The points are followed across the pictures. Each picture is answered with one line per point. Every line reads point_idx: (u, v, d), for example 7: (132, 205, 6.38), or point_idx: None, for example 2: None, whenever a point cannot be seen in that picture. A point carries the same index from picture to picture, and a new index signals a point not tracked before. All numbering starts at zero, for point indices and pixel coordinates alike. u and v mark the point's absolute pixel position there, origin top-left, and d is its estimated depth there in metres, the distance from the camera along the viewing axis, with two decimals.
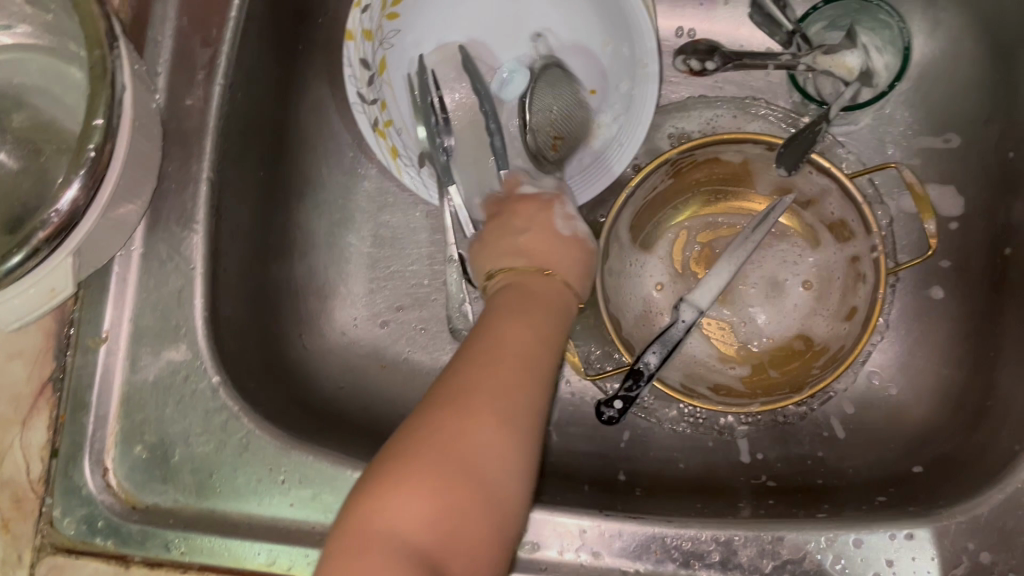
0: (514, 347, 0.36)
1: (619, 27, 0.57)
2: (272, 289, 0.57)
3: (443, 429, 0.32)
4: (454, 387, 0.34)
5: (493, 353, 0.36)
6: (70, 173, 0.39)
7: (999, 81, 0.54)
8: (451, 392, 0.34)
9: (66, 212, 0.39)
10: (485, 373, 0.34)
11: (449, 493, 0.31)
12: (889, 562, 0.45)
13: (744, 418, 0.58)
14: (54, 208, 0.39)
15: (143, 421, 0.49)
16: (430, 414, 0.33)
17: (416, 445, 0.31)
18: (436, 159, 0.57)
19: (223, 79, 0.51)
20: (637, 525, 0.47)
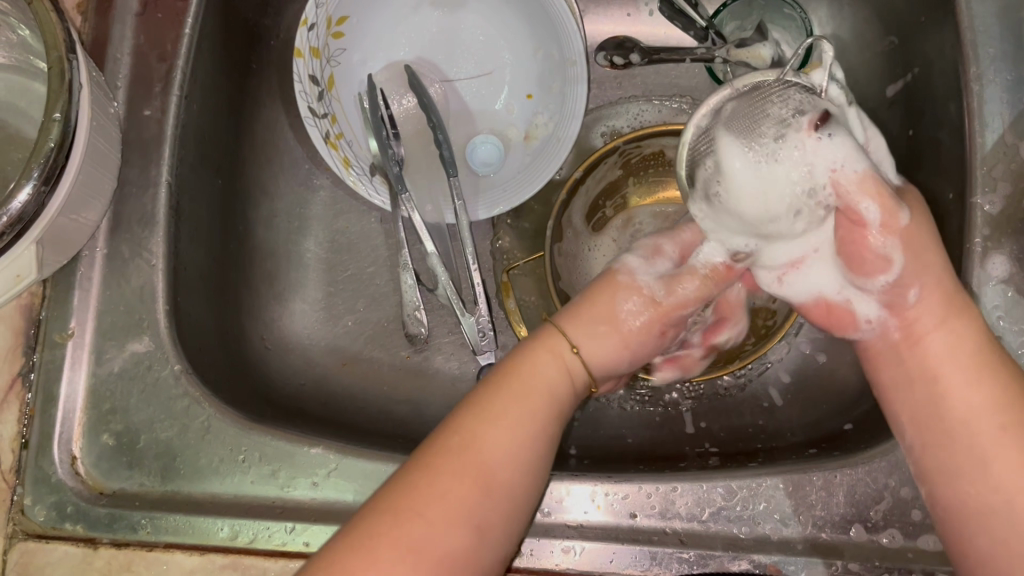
0: (502, 429, 0.43)
1: (558, 37, 0.61)
2: (232, 291, 0.60)
3: (404, 523, 0.39)
4: (415, 494, 0.40)
5: (492, 413, 0.44)
6: (25, 173, 0.42)
7: (898, 65, 0.59)
8: (463, 430, 0.43)
9: (24, 206, 0.42)
10: (481, 429, 0.43)
11: (443, 518, 0.40)
12: (817, 503, 0.47)
13: (688, 392, 0.62)
14: (14, 202, 0.42)
15: (110, 411, 0.52)
16: (444, 435, 0.43)
17: (436, 454, 0.42)
18: (389, 169, 0.61)
19: (179, 91, 0.55)
20: (581, 482, 0.50)
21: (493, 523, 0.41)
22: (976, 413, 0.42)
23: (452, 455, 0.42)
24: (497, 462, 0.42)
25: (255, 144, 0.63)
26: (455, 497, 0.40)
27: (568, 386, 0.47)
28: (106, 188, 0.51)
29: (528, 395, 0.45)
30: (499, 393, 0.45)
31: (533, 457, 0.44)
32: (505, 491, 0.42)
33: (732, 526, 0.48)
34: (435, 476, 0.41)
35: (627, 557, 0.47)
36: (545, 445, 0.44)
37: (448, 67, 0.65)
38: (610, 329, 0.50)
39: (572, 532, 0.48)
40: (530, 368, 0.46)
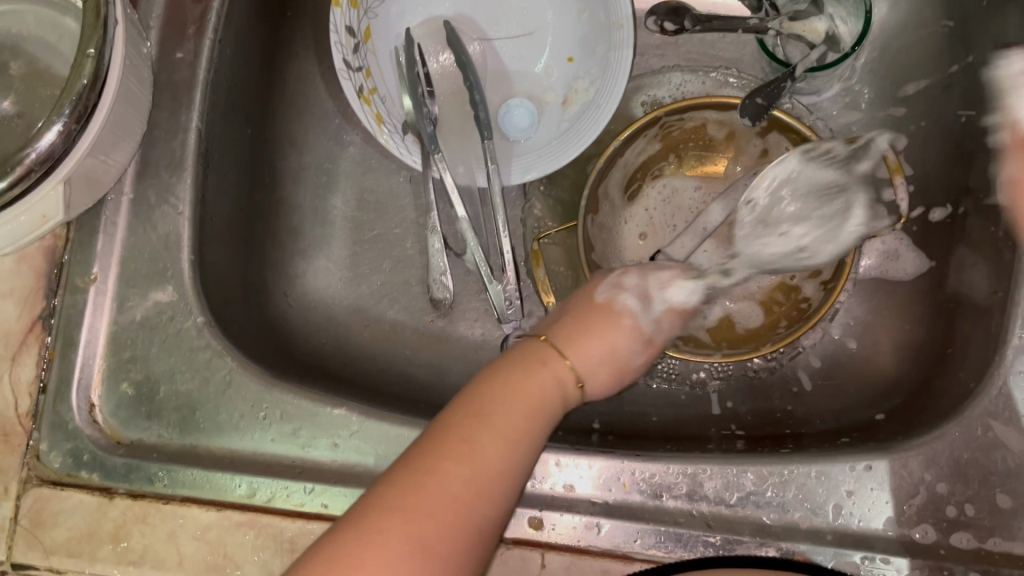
0: (507, 418, 0.42)
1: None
2: (257, 244, 0.58)
3: (414, 497, 0.37)
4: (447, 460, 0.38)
5: (495, 396, 0.42)
6: (52, 115, 0.40)
7: (957, 46, 0.56)
8: (464, 416, 0.41)
9: (45, 151, 0.40)
10: (484, 415, 0.41)
11: (454, 496, 0.38)
12: (849, 494, 0.46)
13: (716, 372, 0.60)
14: (34, 147, 0.40)
15: (130, 359, 0.50)
16: (448, 421, 0.41)
17: (444, 437, 0.40)
18: (422, 129, 0.60)
19: (213, 34, 0.53)
20: (607, 459, 0.48)
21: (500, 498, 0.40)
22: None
23: (458, 440, 0.40)
24: (514, 434, 0.41)
25: (286, 94, 0.61)
26: (464, 477, 0.38)
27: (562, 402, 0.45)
28: (135, 130, 0.49)
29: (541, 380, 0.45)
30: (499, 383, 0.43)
31: (534, 445, 0.42)
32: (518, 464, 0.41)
33: (761, 512, 0.47)
34: (460, 443, 0.39)
35: (651, 538, 0.46)
36: (550, 424, 0.44)
37: (488, 25, 0.63)
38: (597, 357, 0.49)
39: (596, 509, 0.47)
40: (532, 374, 0.44)
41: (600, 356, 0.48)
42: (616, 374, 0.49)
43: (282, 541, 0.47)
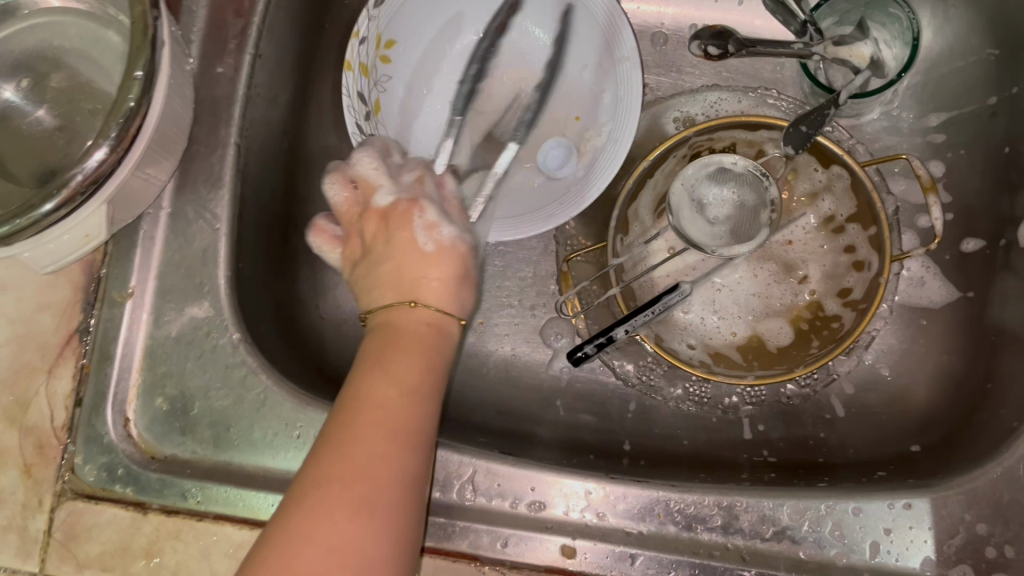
0: (378, 399, 0.38)
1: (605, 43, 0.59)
2: (292, 257, 0.58)
3: (309, 513, 0.32)
4: (337, 456, 0.34)
5: (358, 396, 0.38)
6: (99, 137, 0.40)
7: (1005, 75, 0.55)
8: (337, 418, 0.37)
9: (92, 172, 0.40)
10: (359, 410, 0.37)
11: (344, 486, 0.33)
12: (887, 531, 0.46)
13: (749, 398, 0.59)
14: (81, 167, 0.40)
15: (164, 374, 0.51)
16: (327, 428, 0.37)
17: (323, 448, 0.35)
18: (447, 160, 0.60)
19: (253, 49, 0.53)
20: (640, 488, 0.48)
21: (402, 475, 0.35)
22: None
23: (337, 441, 0.35)
24: (392, 432, 0.36)
25: (321, 107, 0.61)
26: (354, 468, 0.34)
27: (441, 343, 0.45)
28: (177, 147, 0.49)
29: (408, 352, 0.42)
30: (366, 377, 0.40)
31: (419, 417, 0.38)
32: (420, 444, 0.37)
33: (796, 547, 0.46)
34: (348, 442, 0.35)
35: (685, 571, 0.46)
36: (435, 398, 0.41)
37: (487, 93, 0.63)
38: (463, 284, 0.48)
39: (630, 539, 0.47)
40: (396, 357, 0.41)
41: (393, 286, 0.47)
42: (461, 270, 0.49)
43: None
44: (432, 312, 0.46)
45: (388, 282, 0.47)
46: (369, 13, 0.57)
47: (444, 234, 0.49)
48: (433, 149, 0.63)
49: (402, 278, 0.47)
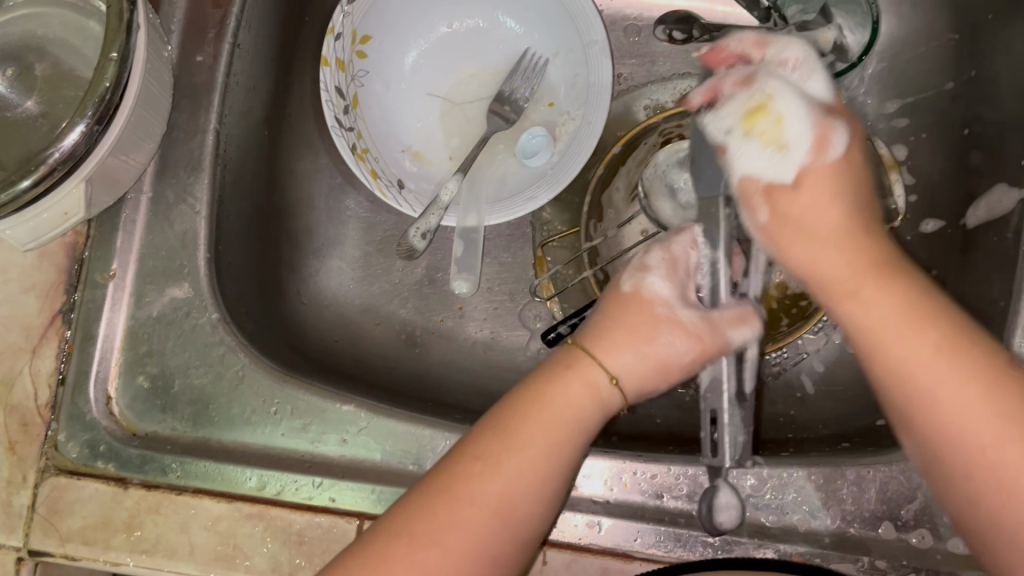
0: (533, 442, 0.42)
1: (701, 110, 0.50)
2: (272, 243, 0.60)
3: (409, 555, 0.39)
4: (427, 522, 0.40)
5: (515, 429, 0.43)
6: (75, 117, 0.42)
7: (964, 57, 0.57)
8: (487, 440, 0.42)
9: (69, 150, 0.42)
10: (501, 451, 0.42)
11: (455, 543, 0.40)
12: (847, 497, 0.47)
13: (720, 376, 0.61)
14: (58, 146, 0.41)
15: (146, 353, 0.52)
16: (479, 447, 0.42)
17: (457, 475, 0.41)
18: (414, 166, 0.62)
19: (231, 38, 0.54)
20: (609, 459, 0.49)
21: (526, 528, 0.42)
22: (901, 334, 0.39)
23: (467, 475, 0.41)
24: (530, 481, 0.42)
25: (301, 96, 0.62)
26: (465, 519, 0.40)
27: (599, 416, 0.45)
28: (155, 131, 0.51)
29: (547, 423, 0.43)
30: (533, 406, 0.43)
31: (562, 469, 0.43)
32: (518, 517, 0.41)
33: (760, 514, 0.48)
34: (446, 508, 0.40)
35: (650, 537, 0.47)
36: (562, 474, 0.43)
37: (461, 82, 0.65)
38: (652, 361, 0.46)
39: (597, 508, 0.48)
40: (534, 430, 0.43)
41: (631, 350, 0.46)
42: (692, 337, 0.45)
43: (290, 533, 0.48)
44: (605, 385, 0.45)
45: (626, 326, 0.46)
46: (343, 10, 0.58)
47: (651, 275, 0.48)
48: (411, 136, 0.65)
49: (628, 337, 0.46)
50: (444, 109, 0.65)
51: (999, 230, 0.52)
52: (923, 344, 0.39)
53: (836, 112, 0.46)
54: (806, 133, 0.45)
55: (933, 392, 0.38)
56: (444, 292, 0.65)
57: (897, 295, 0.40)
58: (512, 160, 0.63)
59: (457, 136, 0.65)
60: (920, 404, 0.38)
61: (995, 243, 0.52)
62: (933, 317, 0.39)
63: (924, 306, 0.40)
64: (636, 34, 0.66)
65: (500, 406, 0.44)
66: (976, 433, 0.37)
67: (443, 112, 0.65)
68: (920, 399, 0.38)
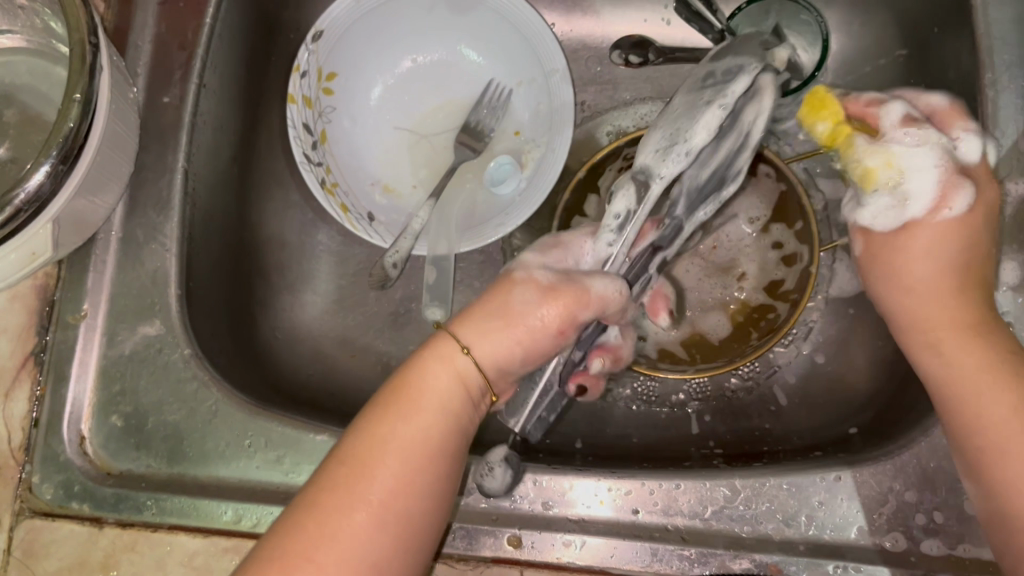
0: (408, 429, 0.42)
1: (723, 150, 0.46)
2: (244, 279, 0.60)
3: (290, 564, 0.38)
4: (303, 534, 0.39)
5: (385, 418, 0.43)
6: (39, 159, 0.43)
7: (915, 71, 0.58)
8: (361, 436, 0.42)
9: (34, 191, 0.43)
10: (372, 441, 0.42)
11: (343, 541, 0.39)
12: (820, 504, 0.47)
13: (694, 393, 0.62)
14: (23, 187, 0.42)
15: (120, 392, 0.52)
16: (350, 442, 0.42)
17: (330, 478, 0.41)
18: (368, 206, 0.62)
19: (197, 79, 0.55)
20: (584, 477, 0.50)
21: (420, 515, 0.41)
22: (959, 360, 0.45)
23: (344, 470, 0.41)
24: (415, 463, 0.41)
25: (270, 134, 0.63)
26: (347, 520, 0.39)
27: (461, 397, 0.45)
28: (123, 170, 0.52)
29: (414, 417, 0.43)
30: (403, 395, 0.43)
31: (446, 449, 0.43)
32: (400, 512, 0.40)
33: (735, 525, 0.48)
34: (319, 520, 0.39)
35: (627, 552, 0.47)
36: (437, 468, 0.42)
37: (426, 115, 0.66)
38: (506, 323, 0.46)
39: (573, 527, 0.48)
40: (404, 419, 0.43)
41: (496, 317, 0.46)
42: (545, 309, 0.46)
43: None
44: (458, 374, 0.45)
45: (481, 309, 0.47)
46: (307, 48, 0.60)
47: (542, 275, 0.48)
48: (379, 170, 0.65)
49: (500, 305, 0.47)
50: (411, 141, 0.66)
51: None
52: (1001, 400, 0.43)
53: (973, 173, 0.48)
54: (932, 187, 0.47)
55: (974, 406, 0.44)
56: (420, 322, 0.65)
57: (973, 354, 0.45)
58: (480, 189, 0.64)
59: (424, 167, 0.66)
60: (979, 437, 0.43)
61: None
62: (1011, 363, 0.44)
63: (1011, 360, 0.44)
64: (598, 61, 0.67)
65: (363, 414, 0.44)
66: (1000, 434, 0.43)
67: (411, 145, 0.66)
68: (971, 422, 0.43)
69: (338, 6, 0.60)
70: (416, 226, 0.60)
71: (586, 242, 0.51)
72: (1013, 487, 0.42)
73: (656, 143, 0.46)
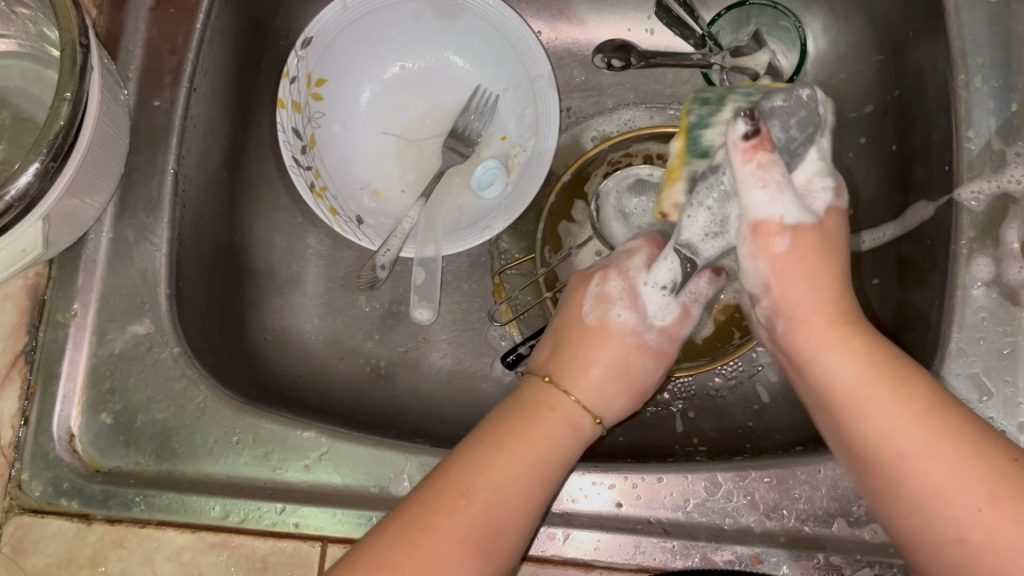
0: (510, 468, 0.47)
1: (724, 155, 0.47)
2: (234, 281, 0.61)
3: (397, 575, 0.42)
4: (405, 551, 0.43)
5: (494, 454, 0.47)
6: (28, 160, 0.43)
7: (892, 74, 0.60)
8: (469, 468, 0.46)
9: (22, 191, 0.43)
10: (479, 475, 0.46)
11: (444, 561, 0.43)
12: (800, 497, 0.48)
13: (678, 393, 0.62)
14: (11, 187, 0.43)
15: (109, 390, 0.53)
16: (458, 471, 0.46)
17: (434, 505, 0.45)
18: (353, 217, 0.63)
19: (188, 83, 0.56)
20: (568, 471, 0.50)
21: (507, 552, 0.45)
22: (900, 424, 0.42)
23: (447, 495, 0.45)
24: (512, 499, 0.46)
25: (260, 138, 0.64)
26: (446, 543, 0.44)
27: (569, 441, 0.50)
28: (113, 171, 0.52)
29: (525, 452, 0.47)
30: (512, 433, 0.48)
31: (544, 488, 0.47)
32: (490, 547, 0.44)
33: (716, 517, 0.48)
34: (427, 536, 0.44)
35: (610, 545, 0.48)
36: (533, 513, 0.46)
37: (414, 121, 0.67)
38: (601, 366, 0.53)
39: (557, 520, 0.49)
40: (513, 452, 0.47)
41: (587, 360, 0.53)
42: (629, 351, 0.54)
43: (255, 560, 0.49)
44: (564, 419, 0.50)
45: (567, 358, 0.53)
46: (297, 55, 0.61)
47: (617, 308, 0.54)
48: (368, 175, 0.66)
49: (587, 349, 0.53)
50: (400, 147, 0.67)
51: (933, 232, 0.54)
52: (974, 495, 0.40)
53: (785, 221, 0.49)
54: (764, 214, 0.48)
55: (927, 481, 0.41)
56: (407, 323, 0.66)
57: (906, 413, 0.42)
58: (467, 193, 0.65)
59: (414, 171, 0.67)
60: (910, 483, 0.41)
61: (929, 245, 0.55)
62: (950, 427, 0.41)
63: (935, 418, 0.42)
64: (583, 68, 0.68)
65: (470, 442, 0.48)
66: (955, 489, 0.40)
67: (399, 150, 0.67)
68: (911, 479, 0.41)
69: (328, 13, 0.62)
70: (406, 224, 0.62)
71: (641, 270, 0.54)
72: (957, 531, 0.40)
73: (701, 221, 0.50)
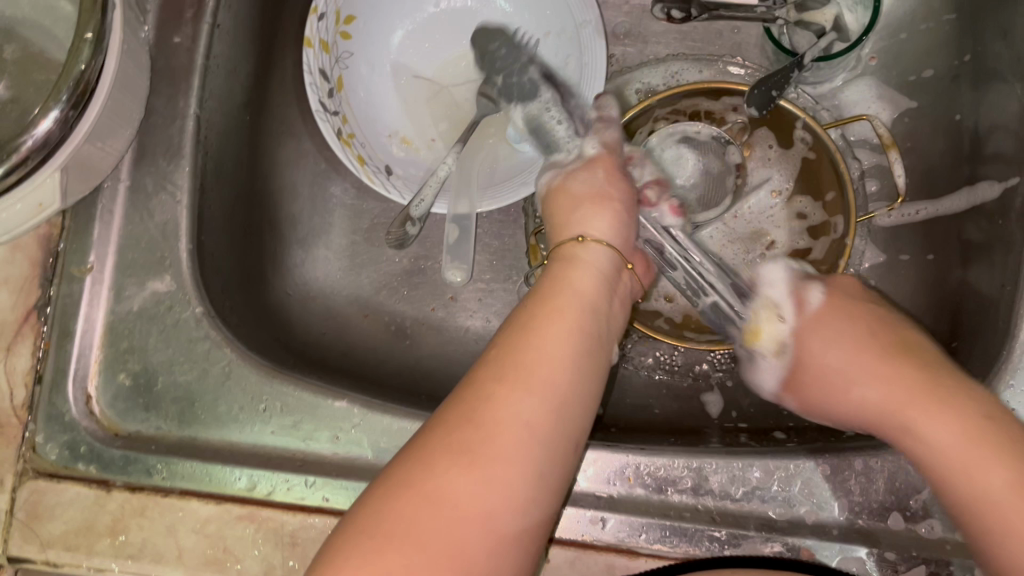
0: (567, 311, 0.41)
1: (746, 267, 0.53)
2: (255, 232, 0.58)
3: (460, 426, 0.35)
4: (471, 401, 0.36)
5: (549, 302, 0.42)
6: (49, 104, 0.40)
7: (966, 37, 0.56)
8: (531, 313, 0.41)
9: (43, 137, 0.40)
10: (541, 320, 0.40)
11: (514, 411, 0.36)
12: (855, 490, 0.46)
13: (719, 364, 0.60)
14: (32, 132, 0.40)
15: (128, 349, 0.50)
16: (517, 325, 0.40)
17: (501, 351, 0.39)
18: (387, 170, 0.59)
19: (210, 18, 0.52)
20: (611, 453, 0.48)
21: (575, 399, 0.38)
22: (947, 442, 0.40)
23: (505, 346, 0.39)
24: (578, 341, 0.40)
25: (282, 79, 0.60)
26: (512, 390, 0.36)
27: (608, 295, 0.45)
28: (132, 116, 0.48)
29: (578, 297, 0.42)
30: (558, 281, 0.44)
31: (598, 337, 0.41)
32: (563, 397, 0.38)
33: (766, 507, 0.46)
34: (491, 384, 0.37)
35: (655, 532, 0.46)
36: (594, 361, 0.40)
37: (448, 64, 0.63)
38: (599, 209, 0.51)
39: (600, 504, 0.47)
40: (559, 302, 0.42)
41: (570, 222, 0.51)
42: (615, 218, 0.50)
43: (282, 535, 0.46)
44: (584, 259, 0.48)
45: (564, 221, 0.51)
46: None
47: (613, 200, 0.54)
48: (397, 122, 0.62)
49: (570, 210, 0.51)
50: (432, 92, 0.63)
51: (1003, 211, 0.51)
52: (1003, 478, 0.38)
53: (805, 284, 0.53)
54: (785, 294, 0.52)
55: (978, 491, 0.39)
56: (435, 281, 0.63)
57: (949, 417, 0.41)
58: (502, 145, 0.61)
59: (445, 119, 0.63)
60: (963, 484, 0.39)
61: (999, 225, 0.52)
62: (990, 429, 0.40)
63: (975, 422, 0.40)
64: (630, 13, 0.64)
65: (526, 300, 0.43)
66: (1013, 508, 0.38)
67: (431, 96, 0.63)
68: (972, 494, 0.39)
69: None
70: (440, 173, 0.58)
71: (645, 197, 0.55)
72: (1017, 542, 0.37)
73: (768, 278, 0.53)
